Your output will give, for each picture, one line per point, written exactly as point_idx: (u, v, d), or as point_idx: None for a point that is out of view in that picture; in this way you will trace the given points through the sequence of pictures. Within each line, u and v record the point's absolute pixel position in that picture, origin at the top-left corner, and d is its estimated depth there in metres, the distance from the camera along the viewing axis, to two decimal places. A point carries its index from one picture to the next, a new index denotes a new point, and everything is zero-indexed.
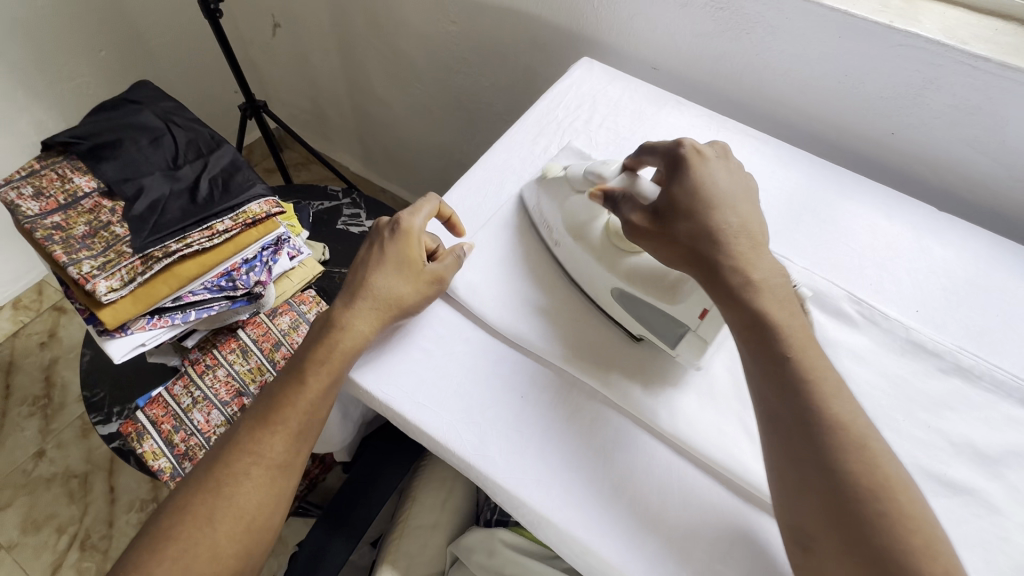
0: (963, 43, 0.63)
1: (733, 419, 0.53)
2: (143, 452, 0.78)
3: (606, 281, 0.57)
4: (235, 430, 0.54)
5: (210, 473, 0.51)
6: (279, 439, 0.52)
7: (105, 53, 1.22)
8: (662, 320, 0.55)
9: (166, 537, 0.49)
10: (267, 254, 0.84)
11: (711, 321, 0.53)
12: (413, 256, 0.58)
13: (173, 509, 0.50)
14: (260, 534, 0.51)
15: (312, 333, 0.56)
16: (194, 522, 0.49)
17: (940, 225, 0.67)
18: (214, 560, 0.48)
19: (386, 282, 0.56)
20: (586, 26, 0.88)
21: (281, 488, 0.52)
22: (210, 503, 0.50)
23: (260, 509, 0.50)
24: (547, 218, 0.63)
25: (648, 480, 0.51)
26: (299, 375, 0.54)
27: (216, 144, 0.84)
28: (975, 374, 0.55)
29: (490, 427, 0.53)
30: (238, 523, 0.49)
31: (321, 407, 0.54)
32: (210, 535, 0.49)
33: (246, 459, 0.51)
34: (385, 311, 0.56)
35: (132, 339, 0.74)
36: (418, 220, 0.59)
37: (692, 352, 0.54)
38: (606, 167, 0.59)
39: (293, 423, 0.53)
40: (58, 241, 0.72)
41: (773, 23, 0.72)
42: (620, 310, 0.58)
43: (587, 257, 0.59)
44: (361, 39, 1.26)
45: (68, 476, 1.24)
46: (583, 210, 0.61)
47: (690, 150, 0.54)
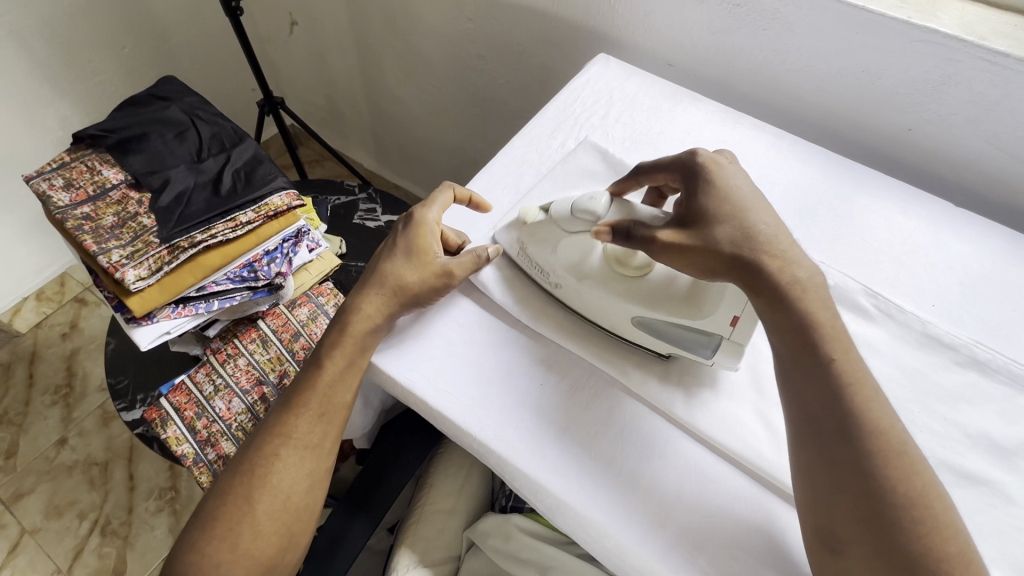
0: (981, 39, 0.64)
1: (749, 408, 0.54)
2: (167, 438, 0.80)
3: (626, 311, 0.55)
4: (266, 417, 0.56)
5: (246, 457, 0.54)
6: (305, 420, 0.54)
7: (128, 49, 1.25)
8: (691, 334, 0.53)
9: (214, 516, 0.52)
10: (287, 246, 0.86)
11: (744, 325, 0.52)
12: (422, 247, 0.59)
13: (218, 492, 0.53)
14: (296, 513, 0.53)
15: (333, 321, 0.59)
16: (236, 502, 0.52)
17: (957, 220, 0.67)
18: (257, 537, 0.51)
19: (396, 266, 0.58)
20: (602, 23, 0.89)
21: (311, 467, 0.54)
22: (249, 484, 0.52)
23: (294, 489, 0.53)
24: (543, 265, 0.59)
25: (667, 466, 0.52)
26: (318, 359, 0.56)
27: (239, 138, 0.86)
28: (991, 368, 0.56)
29: (510, 412, 0.54)
30: (275, 502, 0.52)
31: (341, 391, 0.56)
32: (251, 515, 0.51)
33: (276, 441, 0.53)
34: (393, 294, 0.58)
35: (158, 327, 0.76)
36: (431, 212, 0.61)
37: (729, 357, 0.53)
38: (595, 202, 0.55)
39: (315, 405, 0.55)
40: (88, 231, 0.74)
41: (790, 19, 0.73)
42: (647, 336, 0.55)
43: (601, 293, 0.56)
44: (377, 37, 1.28)
45: (89, 463, 1.27)
46: (576, 248, 0.58)
47: (705, 160, 0.54)
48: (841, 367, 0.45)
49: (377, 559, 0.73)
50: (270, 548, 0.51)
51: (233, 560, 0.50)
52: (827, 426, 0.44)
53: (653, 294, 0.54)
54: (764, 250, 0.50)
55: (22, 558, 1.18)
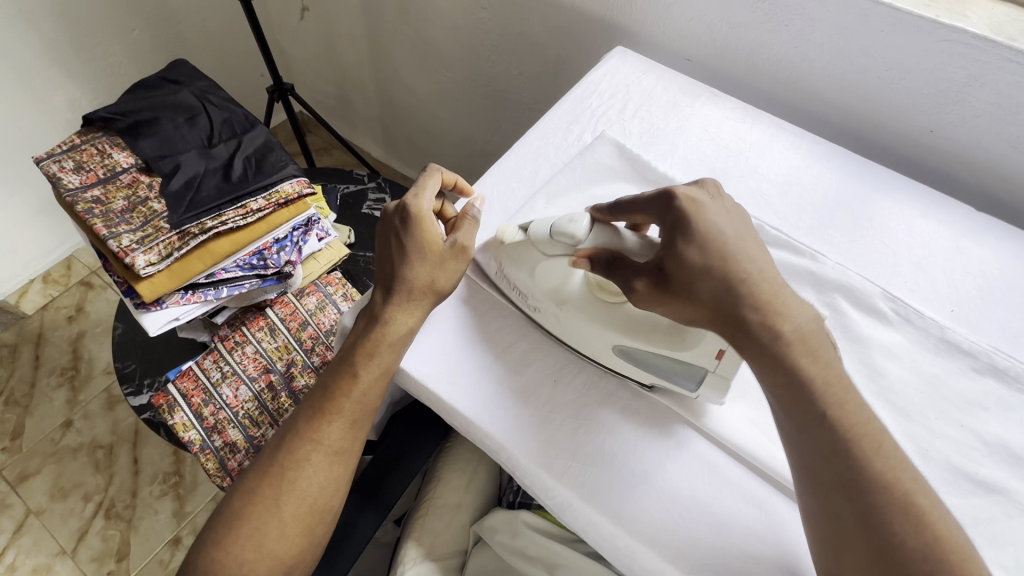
0: (1011, 39, 0.62)
1: (763, 409, 0.53)
2: (174, 423, 0.80)
3: (607, 341, 0.53)
4: (294, 417, 0.55)
5: (273, 459, 0.53)
6: (337, 426, 0.53)
7: (138, 32, 1.24)
8: (673, 367, 0.52)
9: (239, 516, 0.51)
10: (297, 234, 0.85)
11: (728, 361, 0.50)
12: (433, 239, 0.56)
13: (245, 490, 0.53)
14: (321, 514, 0.53)
15: (357, 327, 0.56)
16: (265, 503, 0.51)
17: (978, 225, 0.66)
18: (283, 537, 0.51)
19: (416, 268, 0.55)
20: (619, 15, 0.87)
21: (339, 473, 0.53)
22: (276, 486, 0.52)
23: (323, 492, 0.52)
24: (523, 289, 0.58)
25: (682, 471, 0.51)
26: (351, 366, 0.54)
27: (249, 125, 0.86)
28: (1009, 376, 0.55)
29: (523, 411, 0.54)
30: (302, 504, 0.52)
31: (373, 398, 0.55)
32: (278, 516, 0.51)
33: (306, 445, 0.53)
34: (423, 293, 0.56)
35: (166, 313, 0.76)
36: (425, 201, 0.58)
37: (715, 392, 0.51)
38: (575, 225, 0.52)
39: (349, 412, 0.54)
40: (98, 215, 0.73)
41: (813, 15, 0.71)
42: (629, 366, 0.54)
43: (582, 323, 0.54)
44: (389, 25, 1.26)
45: (94, 446, 1.27)
46: (556, 274, 0.56)
47: (684, 201, 0.49)
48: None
49: (384, 551, 0.73)
50: (294, 547, 0.51)
51: (257, 559, 0.50)
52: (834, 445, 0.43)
53: (633, 323, 0.53)
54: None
55: (27, 537, 1.18)
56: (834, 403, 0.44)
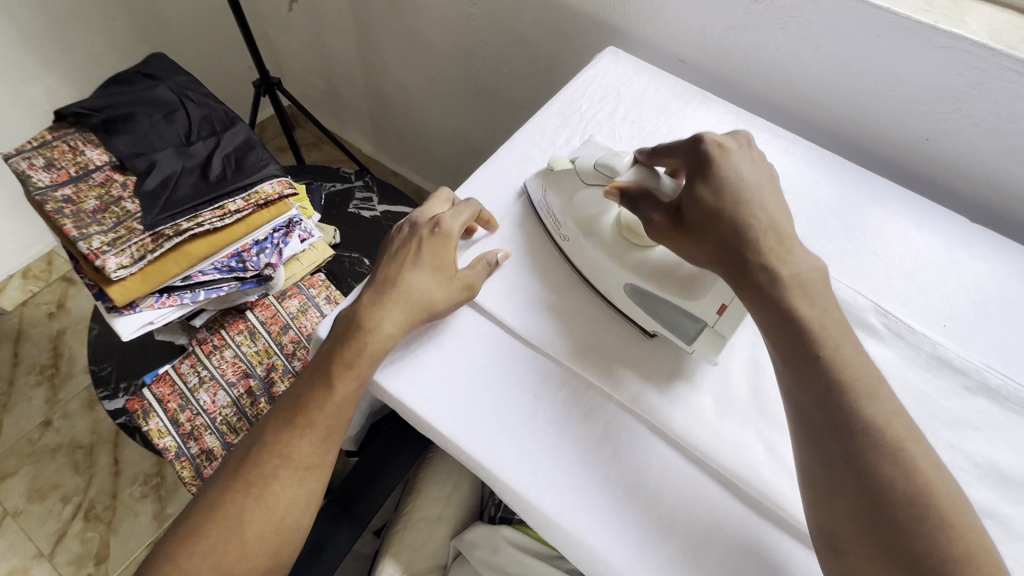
0: (1011, 47, 0.61)
1: (753, 432, 0.51)
2: (149, 430, 0.78)
3: (618, 278, 0.55)
4: (263, 428, 0.53)
5: (239, 473, 0.51)
6: (308, 441, 0.51)
7: (119, 22, 1.20)
8: (676, 315, 0.53)
9: (199, 532, 0.49)
10: (277, 236, 0.83)
11: (730, 315, 0.51)
12: (446, 262, 0.56)
13: (206, 504, 0.51)
14: (288, 533, 0.50)
15: (334, 334, 0.54)
16: (224, 520, 0.49)
17: (973, 237, 0.65)
18: (245, 557, 0.49)
19: (419, 281, 0.54)
20: (612, 14, 0.85)
21: (309, 490, 0.51)
22: (240, 502, 0.50)
23: (290, 509, 0.50)
24: (555, 213, 0.60)
25: (665, 493, 0.49)
26: (326, 379, 0.52)
27: (230, 122, 0.83)
28: (1000, 395, 0.54)
29: (502, 426, 0.50)
30: (267, 522, 0.49)
31: (348, 412, 0.53)
32: (241, 535, 0.49)
33: (275, 460, 0.51)
34: (414, 308, 0.54)
35: (140, 316, 0.73)
36: (456, 223, 0.58)
37: (710, 347, 0.53)
38: (618, 160, 0.58)
39: (322, 427, 0.52)
40: (68, 215, 0.71)
41: (809, 18, 0.69)
42: (633, 307, 0.55)
43: (600, 256, 0.56)
44: (379, 19, 1.23)
45: (74, 447, 1.25)
46: (593, 203, 0.59)
47: (711, 146, 0.51)
48: (864, 395, 0.42)
49: (362, 562, 0.71)
50: (255, 568, 0.49)
51: None
52: (816, 435, 0.43)
53: (647, 270, 0.54)
54: (778, 255, 0.47)
55: (3, 540, 1.16)
56: (824, 423, 0.42)
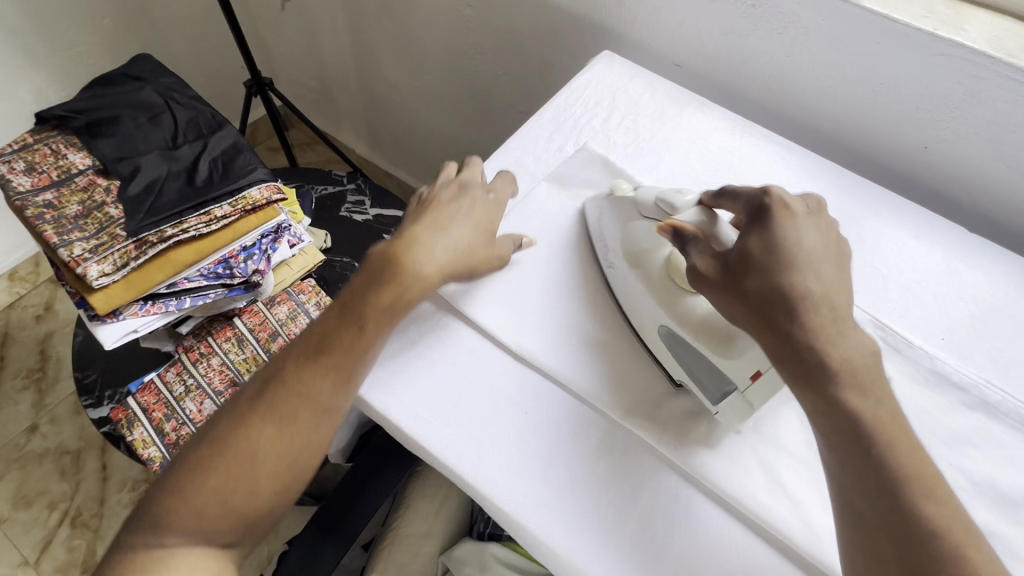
0: (1010, 55, 0.60)
1: (746, 448, 0.50)
2: (133, 440, 0.76)
3: (655, 318, 0.53)
4: (281, 361, 0.48)
5: (253, 407, 0.46)
6: (332, 381, 0.47)
7: (107, 20, 1.18)
8: (707, 370, 0.50)
9: (206, 468, 0.44)
10: (266, 241, 0.81)
11: (764, 385, 0.46)
12: (491, 224, 0.57)
13: (215, 436, 0.46)
14: (300, 478, 0.46)
15: (368, 271, 0.51)
16: (236, 456, 0.45)
17: (971, 248, 0.64)
18: (252, 498, 0.44)
19: (461, 232, 0.54)
20: (607, 17, 0.84)
21: (327, 434, 0.47)
22: (254, 437, 0.45)
23: (305, 452, 0.46)
24: (608, 240, 0.59)
25: (659, 510, 0.47)
26: (358, 316, 0.49)
27: (218, 125, 0.81)
28: (1000, 411, 0.53)
29: (491, 443, 0.49)
30: (280, 463, 0.45)
31: (375, 353, 0.49)
32: (250, 474, 0.44)
33: (294, 398, 0.46)
34: (459, 255, 0.54)
35: (123, 325, 0.72)
36: (504, 194, 0.60)
37: (736, 413, 0.49)
38: (681, 199, 0.54)
39: (347, 368, 0.48)
40: (49, 221, 0.69)
41: (806, 24, 0.68)
42: (665, 351, 0.53)
43: (643, 289, 0.54)
44: (372, 19, 1.21)
45: (61, 452, 1.23)
46: (648, 237, 0.56)
47: (775, 202, 0.48)
48: None
49: None
50: (262, 511, 0.45)
51: (218, 519, 0.44)
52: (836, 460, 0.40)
53: (683, 314, 0.51)
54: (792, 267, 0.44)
55: None
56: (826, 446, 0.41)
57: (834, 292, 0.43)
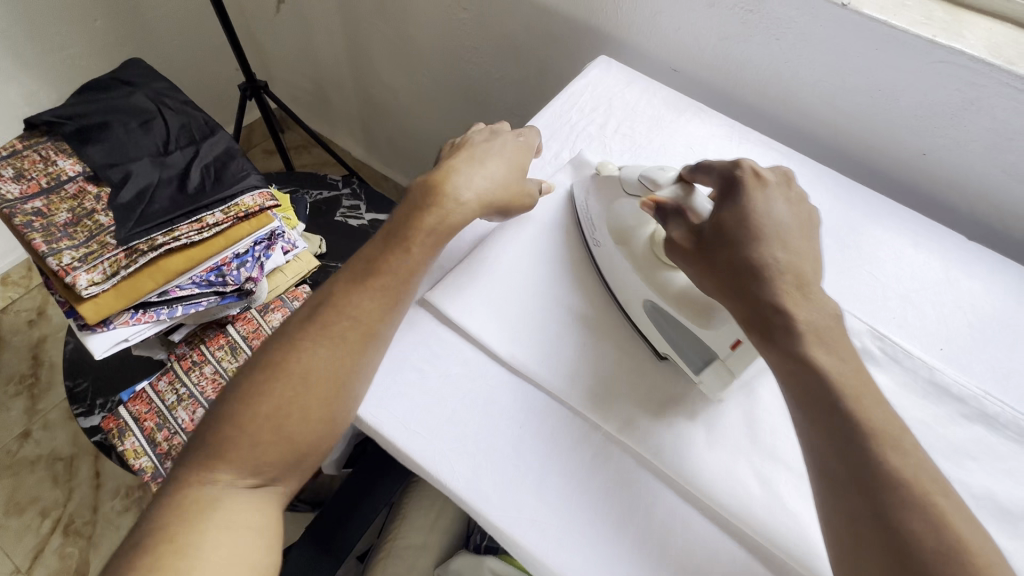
0: (1010, 62, 0.59)
1: (744, 463, 0.49)
2: (124, 450, 0.75)
3: (640, 292, 0.54)
4: (326, 291, 0.50)
5: (302, 331, 0.48)
6: (378, 305, 0.50)
7: (100, 22, 1.17)
8: (690, 341, 0.52)
9: (261, 390, 0.45)
10: (259, 248, 0.80)
11: (743, 352, 0.48)
12: (521, 162, 0.60)
13: (266, 361, 0.47)
14: (350, 401, 0.47)
15: (404, 208, 0.54)
16: (289, 376, 0.46)
17: (971, 256, 0.63)
18: (305, 421, 0.45)
19: (492, 169, 0.57)
20: (604, 21, 0.83)
21: (373, 356, 0.48)
22: (307, 357, 0.46)
23: (356, 374, 0.47)
24: (592, 217, 0.60)
25: (655, 527, 0.47)
26: (399, 243, 0.52)
27: (210, 130, 0.81)
28: (999, 422, 0.52)
29: (485, 458, 0.48)
30: (333, 383, 0.46)
31: (416, 279, 0.52)
32: (304, 394, 0.45)
33: (343, 320, 0.48)
34: (488, 188, 0.56)
35: (114, 334, 0.71)
36: (532, 141, 0.64)
37: (718, 381, 0.50)
38: (663, 174, 0.54)
39: (392, 292, 0.50)
40: (38, 229, 0.68)
41: (804, 30, 0.68)
42: (649, 324, 0.54)
43: (627, 265, 0.55)
44: (368, 22, 1.21)
45: (53, 458, 1.22)
46: (632, 215, 0.57)
47: (747, 173, 0.50)
48: None
49: None
50: (315, 435, 0.45)
51: (274, 441, 0.44)
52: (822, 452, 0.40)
53: (667, 288, 0.52)
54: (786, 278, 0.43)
55: None
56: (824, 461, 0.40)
57: (801, 261, 0.46)
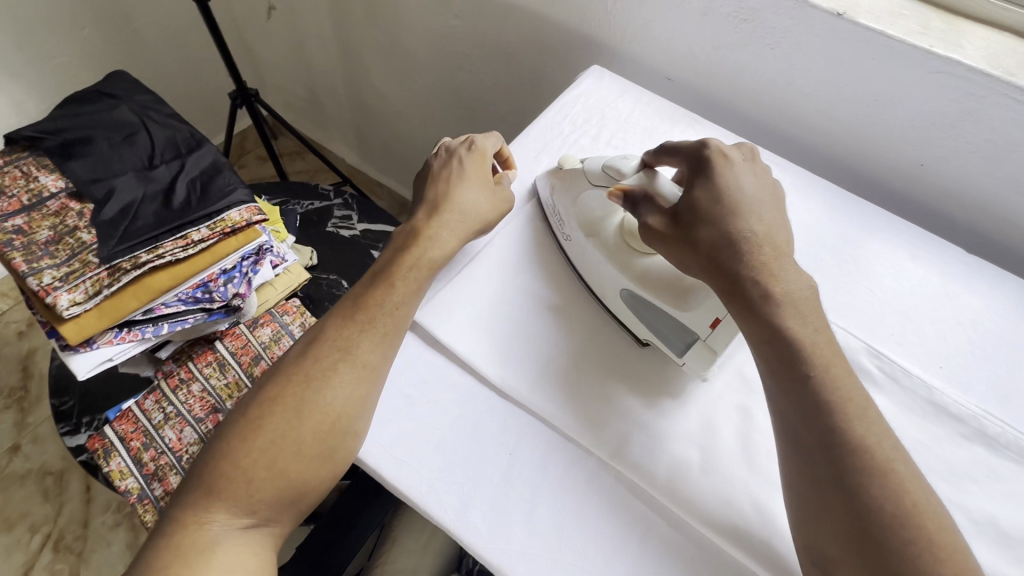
0: (1009, 73, 0.58)
1: (741, 490, 0.48)
2: (110, 471, 0.73)
3: (618, 282, 0.54)
4: (322, 326, 0.51)
5: (297, 366, 0.48)
6: (370, 338, 0.49)
7: (88, 31, 1.16)
8: (670, 325, 0.52)
9: (257, 426, 0.46)
10: (247, 264, 0.79)
11: (723, 330, 0.50)
12: (486, 173, 0.60)
13: (263, 399, 0.47)
14: (343, 438, 0.47)
15: (396, 242, 0.56)
16: (282, 412, 0.46)
17: (969, 270, 0.62)
18: (298, 457, 0.46)
19: (469, 197, 0.58)
20: (597, 29, 0.82)
21: (367, 391, 0.48)
22: (300, 393, 0.47)
23: (348, 410, 0.47)
24: (560, 212, 0.60)
25: (646, 558, 0.46)
26: (388, 276, 0.53)
27: (196, 143, 0.79)
28: (999, 443, 0.51)
29: (473, 487, 0.47)
30: (324, 420, 0.46)
31: (407, 310, 0.52)
32: (297, 429, 0.46)
33: (334, 354, 0.48)
34: (468, 220, 0.57)
35: (98, 354, 0.69)
36: (490, 145, 0.63)
37: (700, 362, 0.51)
38: (626, 163, 0.55)
39: (382, 324, 0.50)
40: (18, 247, 0.66)
41: (799, 39, 0.66)
42: (628, 313, 0.54)
43: (600, 256, 0.56)
44: (359, 28, 1.19)
45: (43, 473, 1.20)
46: (599, 206, 0.58)
47: (714, 151, 0.51)
48: (861, 460, 0.39)
49: None
50: (309, 471, 0.46)
51: (269, 479, 0.45)
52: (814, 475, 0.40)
53: (645, 274, 0.53)
54: None
55: None
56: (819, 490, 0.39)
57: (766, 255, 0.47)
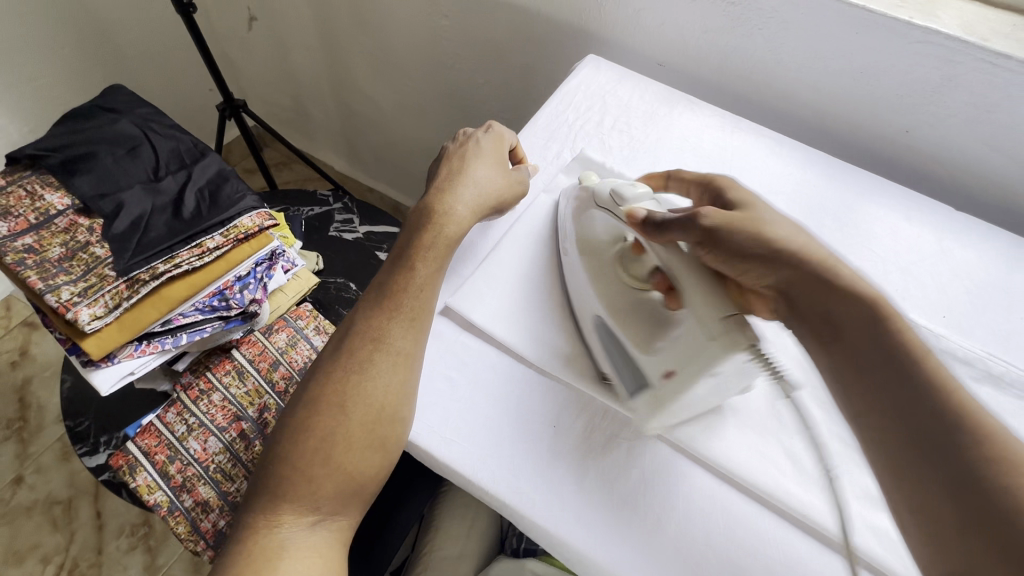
0: (983, 40, 0.62)
1: (773, 441, 0.51)
2: (137, 486, 0.73)
3: (594, 306, 0.54)
4: (352, 320, 0.52)
5: (336, 361, 0.49)
6: (403, 326, 0.51)
7: (68, 50, 1.14)
8: (628, 363, 0.51)
9: (307, 425, 0.47)
10: (261, 270, 0.79)
11: (674, 385, 0.46)
12: (503, 156, 0.62)
13: (307, 399, 0.48)
14: (390, 426, 0.47)
15: (409, 225, 0.57)
16: (328, 409, 0.47)
17: (961, 226, 0.66)
18: (349, 449, 0.46)
19: (486, 176, 0.60)
20: (590, 21, 0.84)
21: (406, 375, 0.49)
22: (342, 388, 0.48)
23: (391, 399, 0.48)
24: (567, 228, 0.59)
25: (697, 517, 0.47)
26: (409, 264, 0.54)
27: (200, 154, 0.79)
28: (1005, 382, 0.55)
29: (523, 459, 0.49)
30: (370, 411, 0.47)
31: (433, 297, 0.53)
32: (345, 422, 0.47)
33: (369, 345, 0.49)
34: (485, 196, 0.59)
35: (118, 368, 0.69)
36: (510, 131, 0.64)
37: (648, 407, 0.49)
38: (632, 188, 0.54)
39: (411, 309, 0.51)
40: (31, 266, 0.66)
41: (786, 18, 0.70)
42: (596, 340, 0.54)
43: (586, 277, 0.56)
44: (345, 34, 1.20)
45: (50, 503, 1.18)
46: (605, 228, 0.58)
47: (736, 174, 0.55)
48: None
49: None
50: (363, 463, 0.47)
51: (327, 474, 0.46)
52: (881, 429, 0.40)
53: (627, 303, 0.53)
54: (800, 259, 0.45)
55: None
56: None
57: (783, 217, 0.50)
